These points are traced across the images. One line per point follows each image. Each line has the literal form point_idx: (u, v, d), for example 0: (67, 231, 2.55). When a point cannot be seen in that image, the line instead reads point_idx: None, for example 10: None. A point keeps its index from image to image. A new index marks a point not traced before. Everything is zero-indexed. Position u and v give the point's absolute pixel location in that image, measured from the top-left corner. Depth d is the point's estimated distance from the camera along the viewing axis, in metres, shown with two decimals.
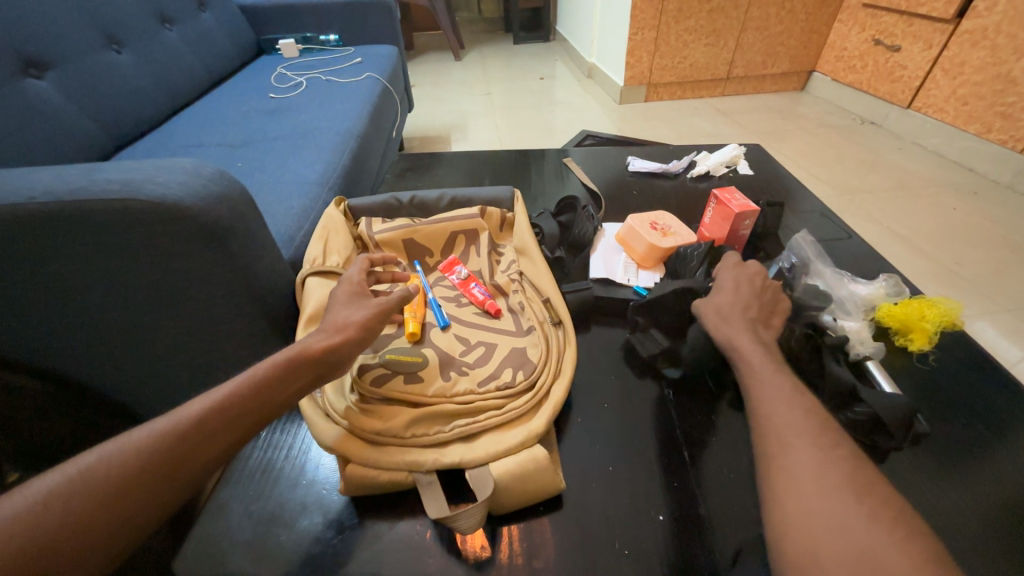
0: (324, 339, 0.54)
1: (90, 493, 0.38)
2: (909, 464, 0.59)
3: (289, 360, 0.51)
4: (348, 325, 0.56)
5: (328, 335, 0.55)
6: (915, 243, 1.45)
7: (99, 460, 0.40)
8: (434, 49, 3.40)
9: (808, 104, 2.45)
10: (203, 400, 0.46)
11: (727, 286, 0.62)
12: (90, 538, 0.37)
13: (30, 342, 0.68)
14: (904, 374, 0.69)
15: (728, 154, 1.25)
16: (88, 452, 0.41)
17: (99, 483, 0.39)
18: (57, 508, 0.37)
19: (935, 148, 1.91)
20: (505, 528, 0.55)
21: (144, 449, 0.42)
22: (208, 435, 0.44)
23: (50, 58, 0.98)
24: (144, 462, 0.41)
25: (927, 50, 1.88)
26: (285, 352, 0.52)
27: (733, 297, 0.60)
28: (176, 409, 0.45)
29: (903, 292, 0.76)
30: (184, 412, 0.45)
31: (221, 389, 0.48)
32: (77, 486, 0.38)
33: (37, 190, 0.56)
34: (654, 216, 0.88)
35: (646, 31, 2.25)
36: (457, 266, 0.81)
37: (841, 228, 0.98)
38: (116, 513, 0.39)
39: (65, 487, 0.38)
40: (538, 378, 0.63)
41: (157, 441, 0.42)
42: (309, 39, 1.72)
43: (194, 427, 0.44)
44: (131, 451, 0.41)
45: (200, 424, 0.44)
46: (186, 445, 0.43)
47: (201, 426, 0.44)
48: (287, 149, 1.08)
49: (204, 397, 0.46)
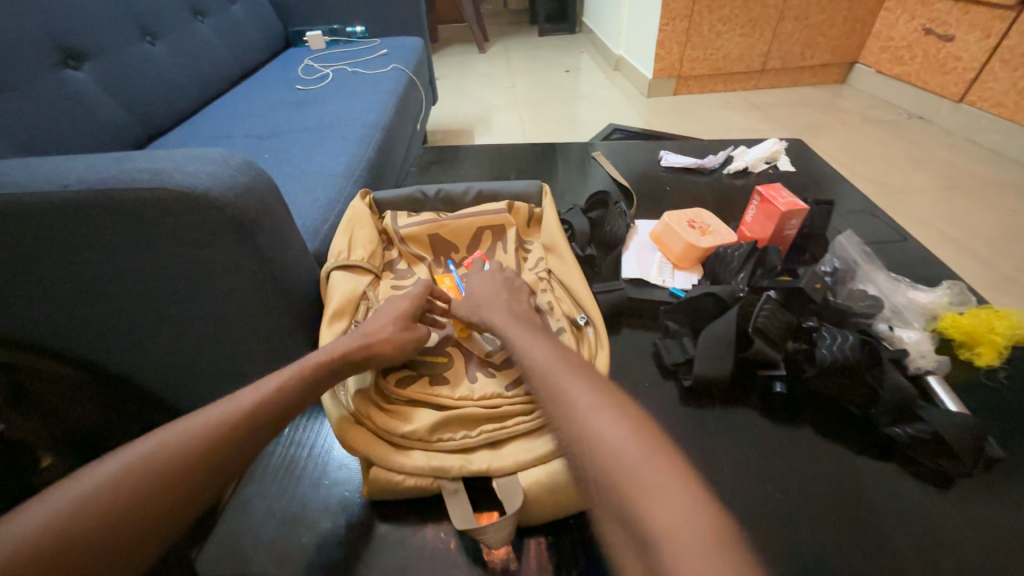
0: (363, 345, 0.55)
1: (110, 501, 0.38)
2: (979, 491, 0.54)
3: (318, 363, 0.52)
4: (381, 331, 0.57)
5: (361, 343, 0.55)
6: (968, 247, 1.35)
7: (121, 466, 0.40)
8: (458, 41, 3.37)
9: (849, 97, 2.32)
10: (225, 405, 0.46)
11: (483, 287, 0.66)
12: (112, 545, 0.37)
13: (65, 328, 0.68)
14: (970, 390, 0.63)
15: (768, 149, 1.18)
16: (110, 455, 0.41)
17: (120, 491, 0.39)
18: (78, 517, 0.37)
19: (990, 145, 1.78)
20: (532, 540, 0.52)
21: (165, 455, 0.41)
22: (229, 441, 0.44)
23: (87, 49, 0.99)
24: (165, 468, 0.41)
25: (985, 39, 1.75)
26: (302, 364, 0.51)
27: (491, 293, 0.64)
28: (197, 412, 0.45)
29: (969, 301, 0.70)
30: (205, 417, 0.44)
31: (243, 394, 0.47)
32: (95, 494, 0.38)
33: (70, 178, 0.55)
34: (691, 213, 0.83)
35: (678, 21, 2.16)
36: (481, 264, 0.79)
37: (893, 230, 0.92)
38: (136, 521, 0.39)
39: (84, 496, 0.38)
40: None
41: (176, 447, 0.42)
42: (336, 31, 1.71)
43: (214, 432, 0.43)
44: (152, 457, 0.41)
45: (220, 429, 0.44)
46: (206, 450, 0.43)
47: (222, 431, 0.44)
48: (313, 141, 1.07)
49: (228, 399, 0.47)
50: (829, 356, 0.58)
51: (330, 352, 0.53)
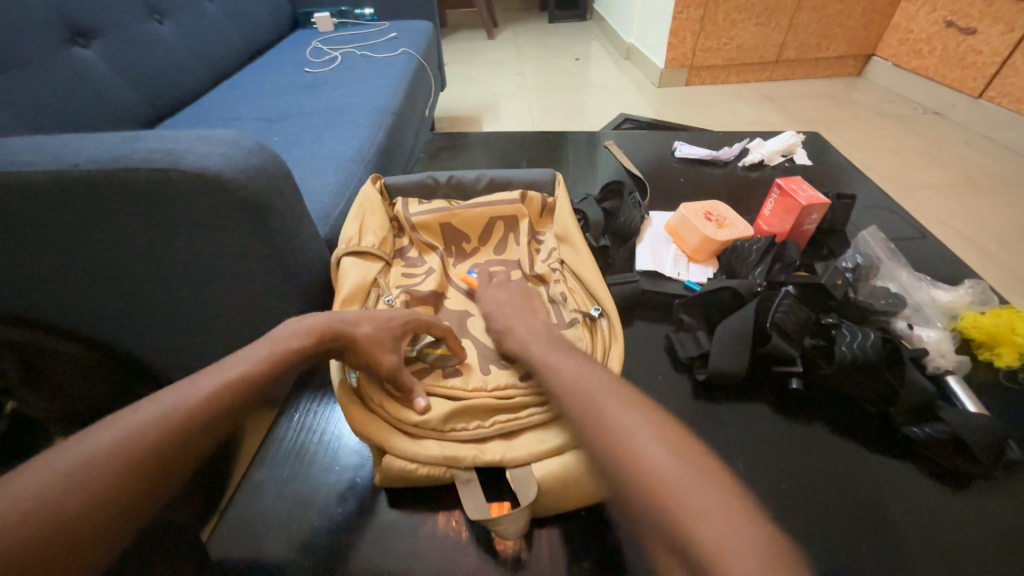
0: (341, 331, 0.52)
1: (91, 476, 0.37)
2: (995, 492, 0.53)
3: (305, 337, 0.50)
4: (360, 323, 0.54)
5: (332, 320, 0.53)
6: (982, 246, 1.33)
7: (101, 441, 0.39)
8: (467, 26, 3.31)
9: (864, 91, 2.27)
10: (208, 379, 0.44)
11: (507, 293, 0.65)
12: (97, 520, 0.36)
13: (77, 308, 0.68)
14: (990, 391, 0.62)
15: (784, 142, 1.16)
16: (88, 432, 0.40)
17: (102, 466, 0.38)
18: (59, 492, 0.36)
19: (1008, 143, 1.74)
20: (544, 530, 0.52)
21: (149, 428, 0.40)
22: (212, 415, 0.42)
23: (94, 26, 0.97)
24: (149, 443, 0.39)
25: (1008, 33, 1.70)
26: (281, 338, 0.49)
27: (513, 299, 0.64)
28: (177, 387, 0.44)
29: (991, 301, 0.69)
30: (188, 390, 0.43)
31: (226, 367, 0.46)
32: (75, 469, 0.37)
33: (80, 157, 0.54)
34: (708, 205, 0.82)
35: (692, 9, 2.11)
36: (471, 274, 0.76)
37: (912, 226, 0.90)
38: (121, 495, 0.37)
39: (65, 471, 0.37)
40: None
41: (159, 421, 0.41)
42: (344, 13, 1.68)
43: (198, 406, 0.42)
44: (133, 431, 0.40)
45: (204, 403, 0.42)
46: (191, 423, 0.41)
47: (206, 405, 0.42)
48: (322, 125, 1.06)
49: (210, 373, 0.45)
50: (848, 354, 0.57)
51: (304, 334, 0.50)
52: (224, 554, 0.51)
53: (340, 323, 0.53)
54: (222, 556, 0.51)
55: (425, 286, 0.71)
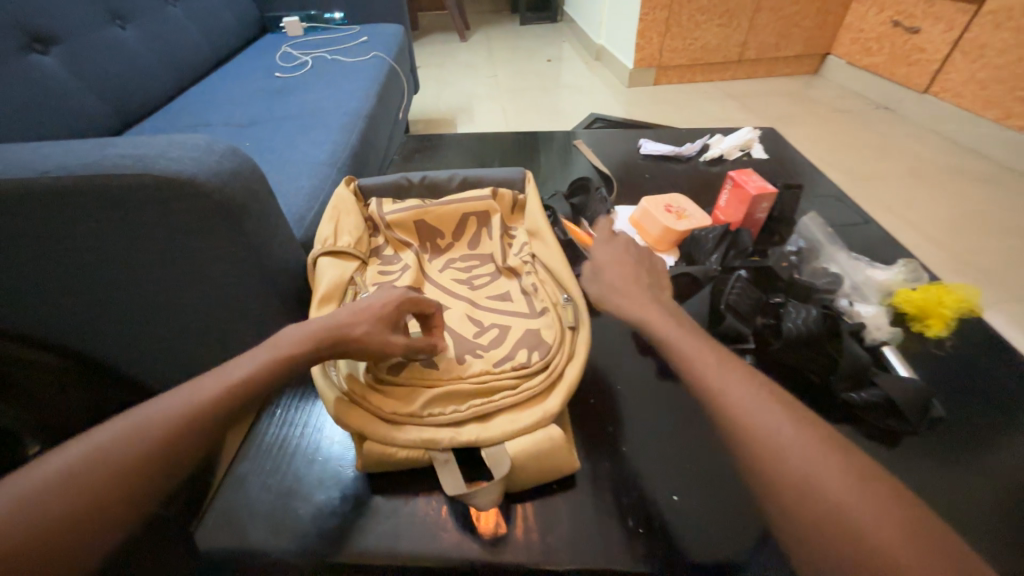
0: (335, 333, 0.52)
1: (76, 486, 0.37)
2: (923, 448, 0.59)
3: (301, 341, 0.50)
4: (355, 322, 0.54)
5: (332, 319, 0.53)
6: (927, 232, 1.43)
7: (85, 450, 0.39)
8: (439, 29, 3.33)
9: (821, 88, 2.39)
10: (212, 380, 0.45)
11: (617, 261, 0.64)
12: (79, 530, 0.36)
13: (47, 317, 0.68)
14: (920, 359, 0.68)
15: (742, 137, 1.23)
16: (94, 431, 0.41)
17: (86, 475, 0.38)
18: (41, 503, 0.36)
19: (950, 135, 1.87)
20: (519, 505, 0.56)
21: (132, 436, 0.40)
22: (200, 422, 0.42)
23: (53, 32, 0.96)
24: (133, 451, 0.39)
25: (948, 32, 1.82)
26: (281, 340, 0.50)
27: (626, 271, 0.62)
28: (182, 388, 0.44)
29: (922, 278, 0.75)
30: (191, 391, 0.44)
31: (230, 368, 0.47)
32: (59, 478, 0.37)
33: (49, 164, 0.55)
34: (669, 198, 0.87)
35: (657, 11, 2.18)
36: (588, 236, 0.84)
37: (856, 213, 0.97)
38: (107, 503, 0.37)
39: (49, 479, 0.37)
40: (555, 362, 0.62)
41: (143, 430, 0.40)
42: (313, 18, 1.68)
43: (199, 406, 0.43)
44: (118, 439, 0.40)
45: (191, 409, 0.42)
46: (192, 422, 0.42)
47: (192, 412, 0.42)
48: (295, 129, 1.07)
49: (198, 380, 0.45)
50: (794, 329, 0.62)
51: (304, 338, 0.50)
52: (211, 544, 0.53)
53: (333, 328, 0.52)
54: (209, 547, 0.53)
55: (400, 282, 0.74)
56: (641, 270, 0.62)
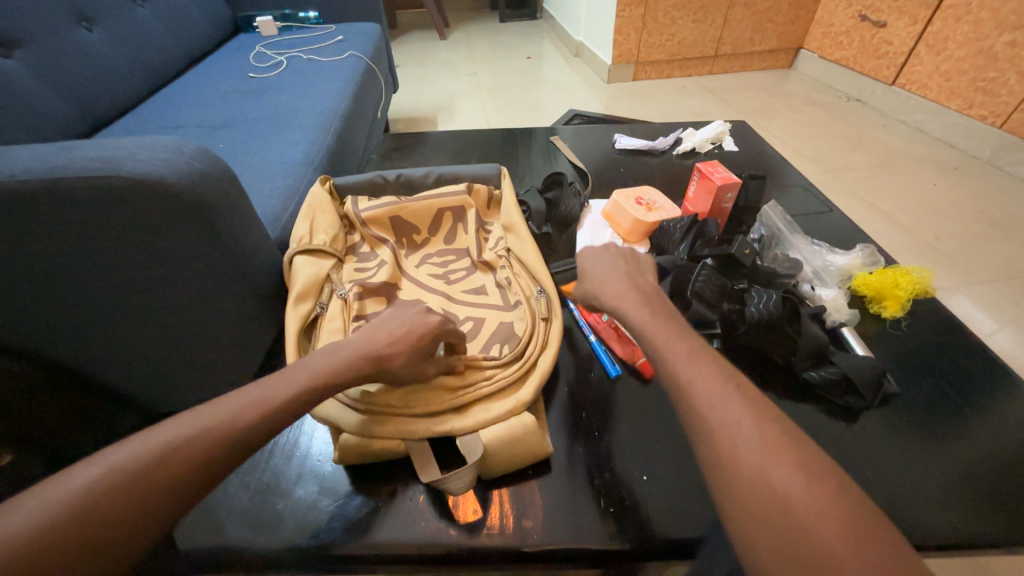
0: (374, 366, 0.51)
1: (88, 511, 0.35)
2: (879, 422, 0.62)
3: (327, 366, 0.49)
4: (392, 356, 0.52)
5: (369, 341, 0.53)
6: (896, 219, 1.48)
7: (100, 472, 0.37)
8: (418, 28, 3.32)
9: (795, 82, 2.45)
10: (243, 396, 0.45)
11: (595, 258, 0.65)
12: (94, 548, 0.35)
13: (15, 325, 0.66)
14: (877, 339, 0.72)
15: (714, 131, 1.26)
16: (123, 443, 0.40)
17: (95, 502, 0.36)
18: (47, 528, 0.34)
19: (918, 125, 1.93)
20: (495, 491, 0.57)
21: (150, 463, 0.38)
22: (230, 440, 0.42)
23: (17, 35, 0.94)
24: (150, 477, 0.38)
25: (912, 25, 1.88)
26: (318, 359, 0.50)
27: (606, 267, 0.63)
28: (213, 403, 0.44)
29: (878, 262, 0.80)
30: (223, 407, 0.43)
31: (261, 385, 0.46)
32: (72, 500, 0.35)
33: (15, 169, 0.55)
34: (639, 190, 0.89)
35: (633, 7, 2.21)
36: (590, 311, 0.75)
37: (821, 202, 1.01)
38: (112, 535, 0.36)
39: (65, 501, 0.35)
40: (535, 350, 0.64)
41: (161, 458, 0.39)
42: (287, 17, 1.67)
43: (228, 424, 0.42)
44: (131, 464, 0.38)
45: (214, 434, 0.41)
46: (221, 439, 0.41)
47: (223, 429, 0.42)
48: (270, 130, 1.06)
49: (226, 401, 0.44)
50: (757, 313, 0.65)
51: (342, 363, 0.50)
52: (191, 542, 0.54)
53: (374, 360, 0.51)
54: (189, 545, 0.54)
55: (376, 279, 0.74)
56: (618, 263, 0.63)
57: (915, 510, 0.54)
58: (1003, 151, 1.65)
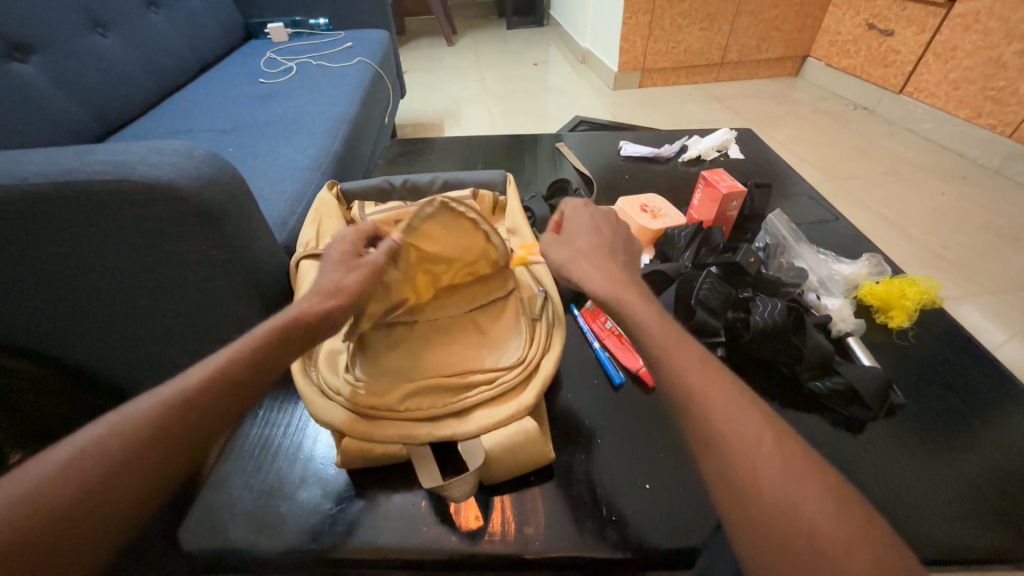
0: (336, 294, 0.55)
1: (63, 489, 0.37)
2: (885, 433, 0.62)
3: (272, 331, 0.51)
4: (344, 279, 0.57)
5: (322, 295, 0.55)
6: (903, 228, 1.47)
7: (67, 457, 0.39)
8: (426, 34, 3.35)
9: (802, 90, 2.45)
10: (199, 369, 0.46)
11: (588, 230, 0.60)
12: (79, 521, 0.37)
13: (24, 325, 0.67)
14: (884, 348, 0.72)
15: (719, 138, 1.26)
16: (87, 427, 0.41)
17: (66, 484, 0.37)
18: (21, 513, 0.35)
19: (926, 134, 1.92)
20: (497, 497, 0.57)
21: (115, 442, 0.40)
22: (197, 410, 0.43)
23: (33, 41, 0.96)
24: (119, 452, 0.40)
25: (920, 34, 1.87)
26: (276, 319, 0.52)
27: (599, 240, 0.59)
28: (171, 380, 0.45)
29: (885, 271, 0.79)
30: (182, 382, 0.45)
31: (218, 356, 0.48)
32: (45, 480, 0.37)
33: (29, 172, 0.56)
34: (644, 198, 0.89)
35: (639, 15, 2.22)
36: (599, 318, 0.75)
37: (828, 211, 1.00)
38: (93, 506, 0.38)
39: (39, 482, 0.37)
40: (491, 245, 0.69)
41: (129, 433, 0.41)
42: (298, 23, 1.69)
43: (190, 396, 0.44)
44: (96, 446, 0.39)
45: (177, 405, 0.43)
46: (184, 412, 0.43)
47: (186, 400, 0.43)
48: (279, 135, 1.08)
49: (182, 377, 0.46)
50: (761, 321, 0.64)
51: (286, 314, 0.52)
52: (194, 543, 0.54)
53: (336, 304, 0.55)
54: (191, 545, 0.54)
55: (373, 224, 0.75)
56: (618, 240, 0.60)
57: (920, 523, 0.54)
58: (1012, 160, 1.64)
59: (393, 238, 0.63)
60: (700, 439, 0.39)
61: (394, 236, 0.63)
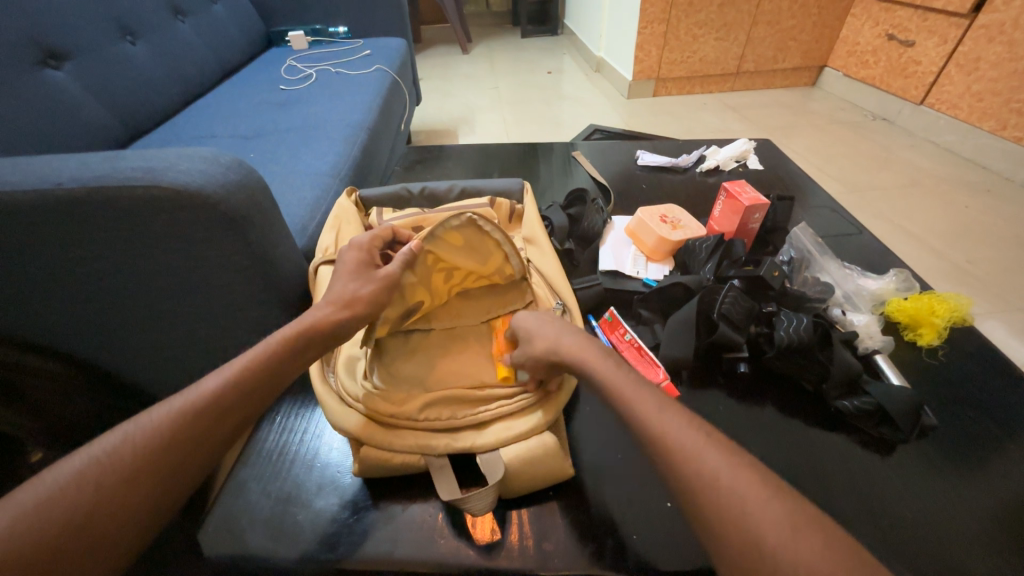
0: (350, 300, 0.56)
1: (84, 496, 0.37)
2: (916, 455, 0.60)
3: (284, 340, 0.51)
4: (361, 287, 0.58)
5: (339, 307, 0.56)
6: (926, 241, 1.44)
7: (86, 466, 0.39)
8: (441, 42, 3.39)
9: (819, 100, 2.42)
10: (217, 376, 0.47)
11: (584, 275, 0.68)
12: (100, 527, 0.37)
13: (50, 325, 0.69)
14: (913, 368, 0.70)
15: (738, 149, 1.25)
16: (105, 436, 0.41)
17: (84, 493, 0.37)
18: (40, 522, 0.35)
19: (948, 145, 1.88)
20: (514, 512, 0.56)
21: (134, 450, 0.40)
22: (217, 418, 0.44)
23: (66, 49, 0.99)
24: (141, 459, 0.40)
25: (942, 45, 1.84)
26: (293, 326, 0.53)
27: None
28: (188, 388, 0.46)
29: (913, 287, 0.77)
30: (199, 389, 0.45)
31: (233, 363, 0.48)
32: (66, 488, 0.37)
33: (62, 176, 0.56)
34: (663, 209, 0.89)
35: (655, 24, 2.22)
36: (620, 327, 0.71)
37: (851, 224, 0.98)
38: (114, 512, 0.38)
39: (59, 490, 0.37)
40: (508, 262, 0.67)
41: (150, 441, 0.41)
42: (319, 31, 1.72)
43: (207, 403, 0.44)
44: (115, 454, 0.40)
45: (193, 414, 0.43)
46: (201, 419, 0.43)
47: (205, 407, 0.44)
48: (299, 141, 1.09)
49: (198, 384, 0.46)
50: (786, 337, 0.63)
51: (298, 325, 0.53)
52: (213, 548, 0.54)
53: (350, 314, 0.56)
54: (211, 550, 0.54)
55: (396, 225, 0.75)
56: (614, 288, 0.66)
57: (954, 552, 0.52)
58: None
59: (411, 246, 0.62)
60: (729, 462, 0.38)
61: (413, 245, 0.62)
